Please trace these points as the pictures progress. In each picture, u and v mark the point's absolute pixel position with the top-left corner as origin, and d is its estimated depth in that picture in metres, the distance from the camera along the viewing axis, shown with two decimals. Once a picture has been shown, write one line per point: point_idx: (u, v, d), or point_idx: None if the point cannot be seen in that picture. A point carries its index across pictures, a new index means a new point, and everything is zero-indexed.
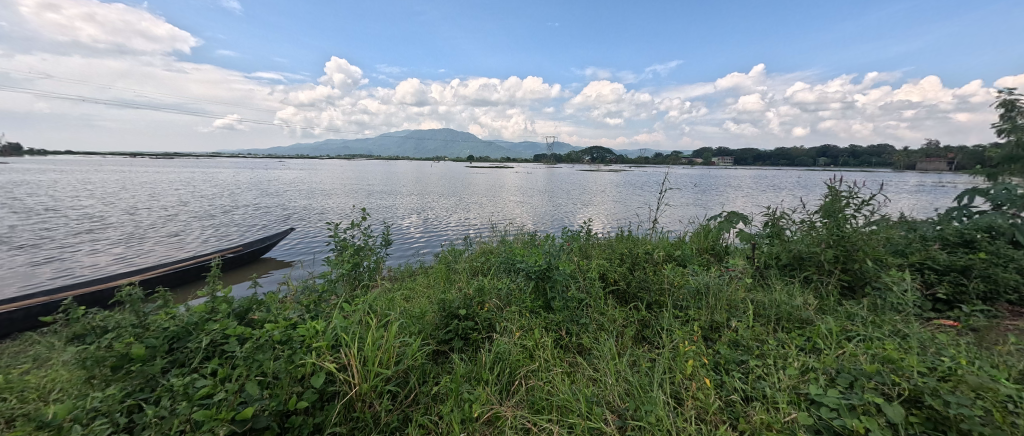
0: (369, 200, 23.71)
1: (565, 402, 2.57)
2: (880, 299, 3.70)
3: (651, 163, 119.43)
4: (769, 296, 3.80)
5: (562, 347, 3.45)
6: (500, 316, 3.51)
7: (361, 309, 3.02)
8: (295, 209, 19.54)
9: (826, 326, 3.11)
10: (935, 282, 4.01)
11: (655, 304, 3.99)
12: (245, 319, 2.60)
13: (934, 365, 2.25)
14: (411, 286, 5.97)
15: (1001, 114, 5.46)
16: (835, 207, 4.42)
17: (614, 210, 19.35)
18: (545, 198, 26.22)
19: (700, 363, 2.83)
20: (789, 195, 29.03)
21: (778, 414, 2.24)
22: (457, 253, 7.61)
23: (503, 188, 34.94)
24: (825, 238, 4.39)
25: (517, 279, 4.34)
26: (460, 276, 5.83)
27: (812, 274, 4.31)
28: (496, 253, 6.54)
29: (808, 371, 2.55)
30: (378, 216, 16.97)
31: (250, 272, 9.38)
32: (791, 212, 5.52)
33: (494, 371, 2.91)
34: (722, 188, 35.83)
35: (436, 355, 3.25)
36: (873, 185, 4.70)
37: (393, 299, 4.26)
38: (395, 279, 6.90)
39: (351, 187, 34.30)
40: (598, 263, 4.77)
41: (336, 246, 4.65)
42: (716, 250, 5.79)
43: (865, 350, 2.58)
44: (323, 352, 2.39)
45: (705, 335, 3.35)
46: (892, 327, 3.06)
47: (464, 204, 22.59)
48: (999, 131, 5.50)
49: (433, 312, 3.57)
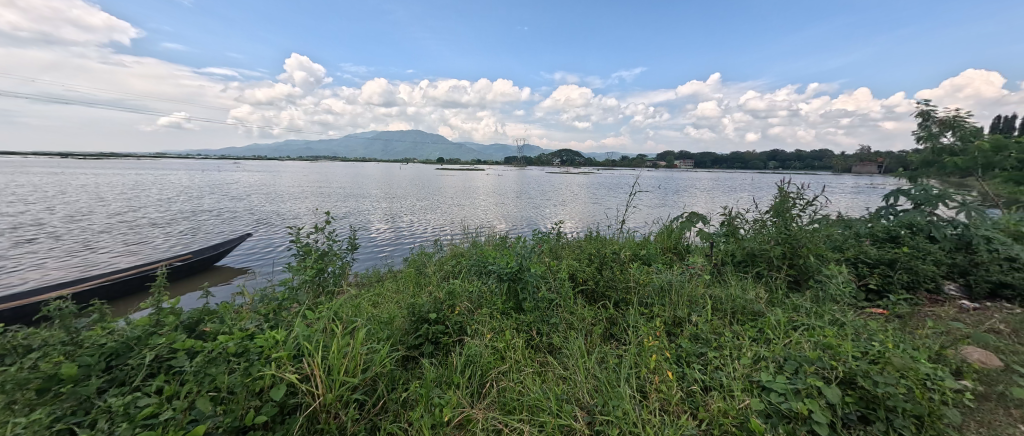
0: (334, 203, 22.81)
1: (536, 401, 2.60)
2: (822, 290, 4.03)
3: (617, 166, 123.41)
4: (725, 291, 4.04)
5: (532, 347, 3.50)
6: (471, 319, 3.49)
7: (325, 316, 2.90)
8: (252, 214, 18.45)
9: (775, 318, 3.36)
10: (867, 275, 4.42)
11: (622, 302, 4.13)
12: (195, 331, 2.44)
13: (866, 350, 2.47)
14: (380, 291, 5.79)
15: (920, 123, 6.14)
16: (784, 207, 4.77)
17: (583, 212, 19.76)
18: (516, 200, 26.38)
19: (663, 356, 2.96)
20: (744, 196, 30.99)
21: (734, 402, 2.38)
22: (428, 256, 7.50)
23: (474, 191, 34.93)
24: (775, 236, 4.73)
25: (489, 281, 4.35)
26: (431, 279, 5.75)
27: (763, 269, 4.63)
28: (467, 256, 6.52)
29: (759, 359, 2.74)
30: (342, 220, 16.34)
31: (201, 282, 8.76)
32: (745, 212, 5.89)
33: (465, 374, 2.90)
34: (685, 190, 37.61)
35: (405, 361, 3.18)
36: (817, 187, 5.13)
37: (360, 305, 4.13)
38: (362, 285, 6.65)
39: (314, 189, 32.83)
40: (567, 264, 4.87)
41: (298, 252, 4.43)
42: (678, 249, 6.08)
43: (809, 338, 2.80)
44: (284, 363, 2.27)
45: (668, 330, 3.52)
46: (831, 316, 3.35)
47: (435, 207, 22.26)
48: (918, 138, 6.18)
49: (402, 317, 3.50)
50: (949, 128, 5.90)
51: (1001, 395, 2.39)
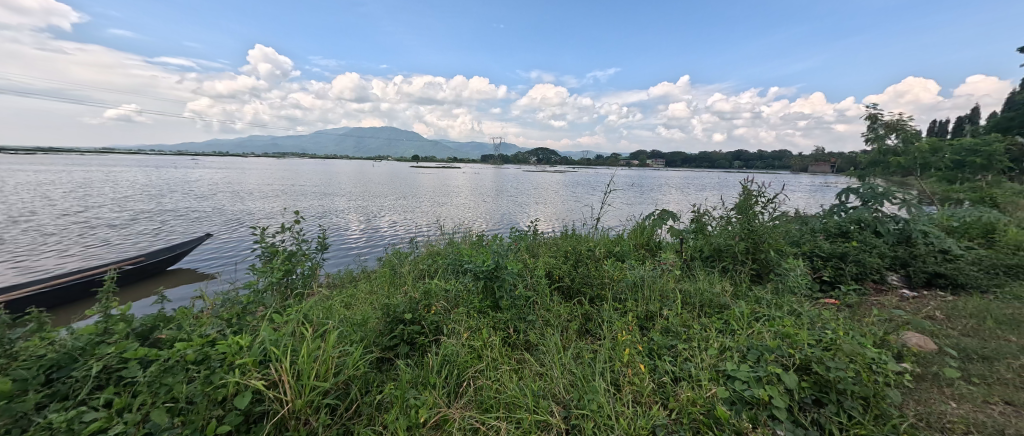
0: (303, 202, 21.94)
1: (513, 399, 2.61)
2: (781, 282, 4.27)
3: (592, 165, 125.17)
4: (694, 285, 4.21)
5: (509, 344, 3.51)
6: (448, 318, 3.45)
7: (294, 319, 2.78)
8: (212, 214, 17.45)
9: (739, 309, 3.54)
10: (821, 267, 4.73)
11: (597, 298, 4.22)
12: (149, 339, 2.29)
13: (821, 337, 2.64)
14: (353, 292, 5.61)
15: (868, 125, 6.61)
16: (748, 204, 5.03)
17: (559, 210, 19.95)
18: (493, 198, 26.37)
19: (636, 350, 3.05)
20: (712, 194, 32.32)
21: (701, 391, 2.48)
22: (403, 256, 7.35)
23: (450, 189, 34.60)
24: (740, 232, 4.98)
25: (465, 279, 4.32)
26: (406, 279, 5.66)
27: (728, 264, 4.86)
28: (443, 255, 6.45)
29: (725, 350, 2.88)
30: (312, 219, 15.74)
31: (155, 286, 8.21)
32: (712, 210, 6.13)
33: (442, 374, 2.87)
34: (656, 188, 38.77)
35: (379, 363, 3.11)
36: (778, 185, 5.43)
37: (332, 307, 4.00)
38: (334, 287, 6.43)
39: (281, 187, 31.42)
40: (544, 261, 4.91)
41: (263, 253, 4.21)
42: (650, 245, 6.27)
43: (769, 328, 2.97)
44: (249, 369, 2.17)
45: (641, 324, 3.62)
46: (789, 307, 3.57)
47: (410, 205, 21.86)
48: (867, 140, 6.64)
49: (376, 318, 3.43)
50: (893, 131, 6.40)
51: (935, 375, 2.63)
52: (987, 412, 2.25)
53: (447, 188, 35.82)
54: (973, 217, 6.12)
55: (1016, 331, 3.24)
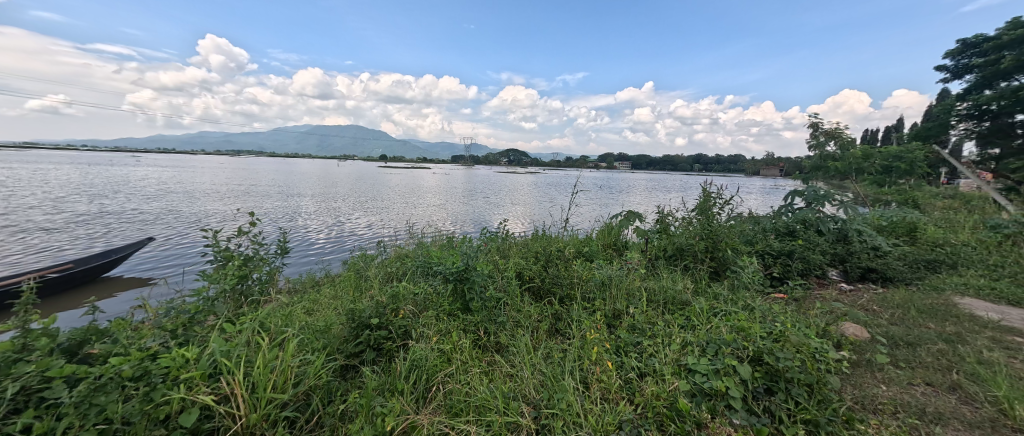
0: (260, 203, 20.73)
1: (483, 401, 2.59)
2: (737, 279, 4.54)
3: (561, 166, 127.13)
4: (658, 283, 4.39)
5: (479, 347, 3.50)
6: (417, 322, 3.38)
7: (248, 327, 2.61)
8: (157, 216, 16.11)
9: (699, 306, 3.72)
10: (772, 264, 5.07)
11: (567, 298, 4.29)
12: (78, 355, 2.07)
13: (771, 330, 2.81)
14: (315, 298, 5.34)
15: (810, 132, 7.17)
16: (706, 205, 5.32)
17: (528, 211, 20.09)
18: (464, 199, 26.15)
19: (604, 348, 3.12)
20: (675, 195, 33.80)
21: (664, 385, 2.58)
22: (369, 258, 7.11)
23: (420, 190, 33.92)
24: (700, 232, 5.25)
25: (435, 282, 4.25)
26: (373, 283, 5.48)
27: (690, 262, 5.10)
28: (412, 257, 6.32)
29: (686, 345, 3.01)
30: (270, 221, 14.89)
31: (87, 296, 7.47)
32: (675, 211, 6.39)
33: (410, 379, 2.81)
34: (623, 190, 39.99)
35: (344, 370, 3.00)
36: (733, 187, 5.77)
37: (292, 314, 3.79)
38: (295, 293, 6.10)
39: (236, 187, 29.50)
40: (515, 262, 4.92)
41: (215, 258, 3.92)
42: (617, 245, 6.45)
43: (726, 323, 3.14)
44: (196, 383, 2.02)
45: (608, 323, 3.73)
46: (744, 302, 3.81)
47: (377, 207, 21.24)
48: (810, 147, 7.19)
49: (340, 324, 3.29)
50: (832, 138, 6.98)
51: (869, 361, 2.89)
52: (911, 393, 2.51)
53: (416, 189, 35.08)
54: (898, 217, 6.81)
55: (933, 319, 3.64)
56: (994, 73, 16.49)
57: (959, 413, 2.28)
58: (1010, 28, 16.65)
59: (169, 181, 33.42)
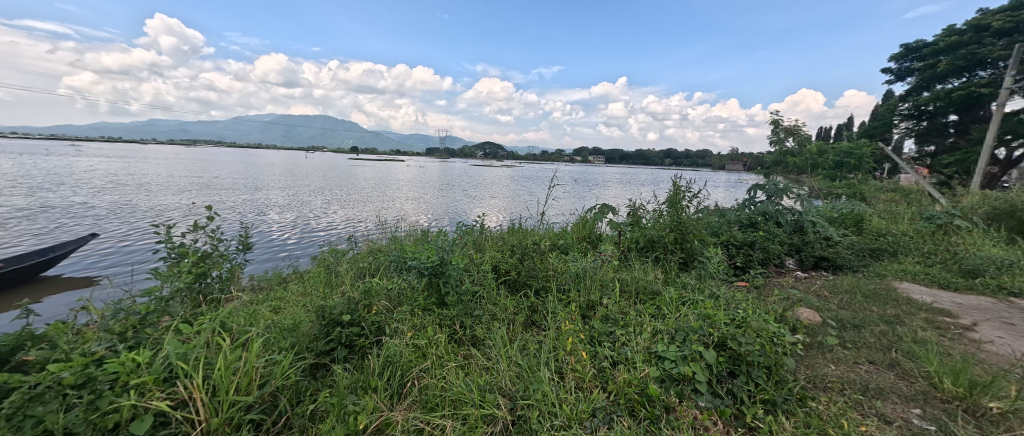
0: (220, 196, 19.54)
1: (459, 395, 2.58)
2: (703, 269, 4.74)
3: (536, 160, 127.82)
4: (630, 274, 4.52)
5: (455, 341, 3.48)
6: (391, 317, 3.31)
7: (207, 327, 2.46)
8: (102, 210, 14.87)
9: (669, 295, 3.85)
10: (735, 255, 5.33)
11: (542, 290, 4.33)
12: (10, 363, 1.89)
13: (735, 317, 2.95)
14: (281, 296, 5.11)
15: (771, 129, 7.55)
16: (676, 199, 5.52)
17: (504, 204, 20.07)
18: (439, 193, 25.74)
19: (578, 338, 3.18)
20: (647, 189, 34.76)
21: (636, 372, 2.66)
22: (339, 253, 6.87)
23: (393, 183, 33.12)
24: (670, 224, 5.44)
25: (409, 276, 4.17)
26: (344, 279, 5.32)
27: (660, 253, 5.28)
28: (385, 252, 6.17)
29: (657, 333, 3.12)
30: (231, 215, 14.09)
31: (20, 299, 6.82)
32: (646, 204, 6.56)
33: (384, 376, 2.75)
34: (597, 184, 40.68)
35: (314, 369, 2.90)
36: (701, 181, 6.00)
37: (257, 312, 3.62)
38: (259, 290, 5.80)
39: (193, 180, 27.66)
40: (491, 256, 4.91)
41: (168, 255, 3.67)
42: (591, 238, 6.57)
43: (693, 311, 3.27)
44: (150, 388, 1.90)
45: (583, 313, 3.81)
46: (710, 291, 3.99)
47: (348, 200, 20.57)
48: (771, 143, 7.57)
49: (310, 321, 3.16)
50: (790, 135, 7.38)
51: (820, 343, 3.11)
52: (856, 371, 2.72)
53: (389, 182, 34.25)
54: (847, 209, 7.32)
55: (875, 303, 3.96)
56: (932, 76, 17.93)
57: (896, 388, 2.50)
58: (946, 34, 18.12)
59: (115, 172, 30.89)
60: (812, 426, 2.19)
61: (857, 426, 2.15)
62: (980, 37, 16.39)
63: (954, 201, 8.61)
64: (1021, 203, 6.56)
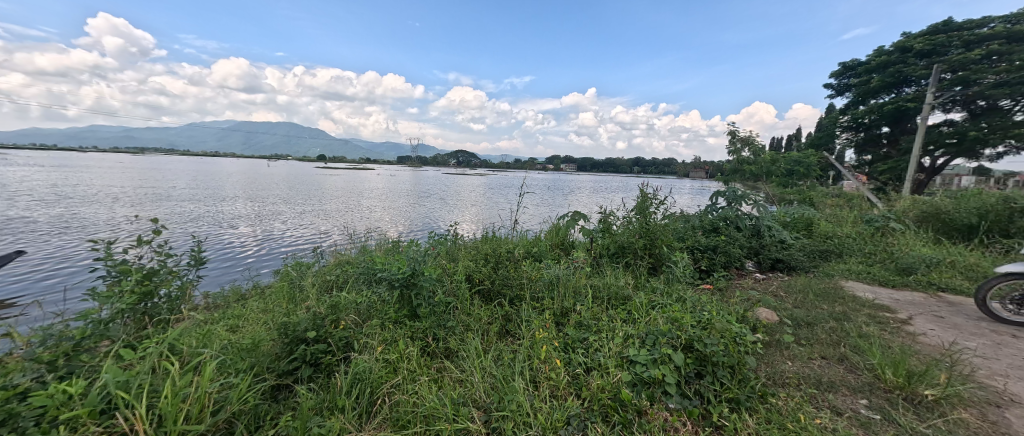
0: (170, 208, 18.17)
1: (431, 410, 2.50)
2: (671, 273, 4.92)
3: (509, 168, 128.36)
4: (602, 280, 4.62)
5: (428, 354, 3.40)
6: (360, 332, 3.20)
7: (153, 351, 2.27)
8: (29, 225, 13.40)
9: (639, 300, 3.96)
10: (700, 259, 5.57)
11: (517, 299, 4.32)
12: None
13: (701, 318, 3.06)
14: (239, 314, 4.79)
15: (729, 139, 8.00)
16: (643, 205, 5.73)
17: (477, 213, 19.97)
18: (411, 202, 25.29)
19: (553, 346, 3.19)
20: (617, 196, 35.69)
21: (608, 377, 2.69)
22: (304, 266, 6.55)
23: (363, 192, 32.22)
24: (639, 230, 5.62)
25: (379, 289, 4.03)
26: (309, 293, 5.07)
27: (630, 259, 5.43)
28: (355, 264, 5.94)
29: (628, 337, 3.18)
30: (183, 228, 13.13)
31: None
32: (617, 211, 6.74)
33: (352, 395, 2.64)
34: (569, 191, 41.36)
35: (276, 391, 2.75)
36: (667, 189, 6.25)
37: (212, 332, 3.38)
38: (214, 309, 5.39)
39: (139, 190, 25.62)
40: (464, 265, 4.86)
41: (108, 274, 3.36)
42: (564, 245, 6.67)
43: (662, 314, 3.37)
44: (83, 423, 1.72)
45: (557, 321, 3.83)
46: (677, 294, 4.13)
47: (315, 210, 19.75)
48: (730, 152, 8.01)
49: (271, 339, 2.98)
50: (746, 145, 7.86)
51: (778, 341, 3.29)
52: (810, 366, 2.90)
53: (357, 191, 33.28)
54: (798, 213, 7.84)
55: (826, 301, 4.25)
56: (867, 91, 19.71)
57: (846, 380, 2.68)
58: (876, 54, 20.01)
59: (46, 183, 28.00)
60: (772, 421, 2.30)
61: (813, 419, 2.28)
62: (904, 57, 18.25)
63: (889, 205, 9.44)
64: (945, 206, 7.29)
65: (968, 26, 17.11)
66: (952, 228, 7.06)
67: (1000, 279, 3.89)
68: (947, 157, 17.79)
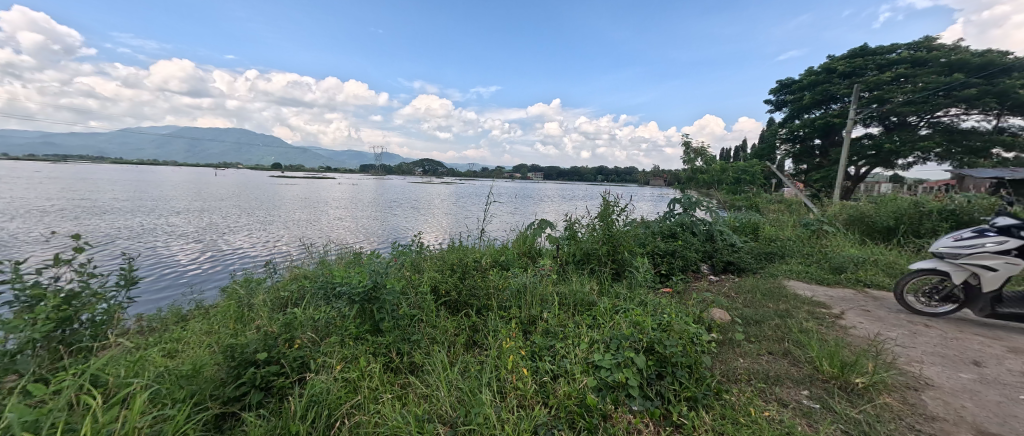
0: (97, 222, 16.34)
1: (394, 430, 2.40)
2: (634, 278, 5.10)
3: (476, 177, 128.04)
4: (568, 287, 4.70)
5: (391, 370, 3.29)
6: (317, 351, 3.02)
7: (69, 384, 2.01)
8: None
9: (603, 306, 4.06)
10: (660, 264, 5.82)
11: (484, 308, 4.28)
12: None
13: (660, 321, 3.18)
14: (177, 338, 4.36)
15: (684, 150, 8.50)
16: (606, 213, 5.93)
17: (443, 222, 19.70)
18: (375, 212, 24.48)
19: (520, 355, 3.18)
20: (581, 204, 36.57)
21: (574, 384, 2.72)
22: (253, 283, 6.09)
23: (323, 202, 30.82)
24: (603, 237, 5.78)
25: (339, 305, 3.83)
26: (261, 312, 4.73)
27: (595, 265, 5.58)
28: (312, 277, 5.65)
29: (593, 343, 3.24)
30: (113, 245, 11.85)
31: None
32: (581, 219, 6.90)
33: (308, 419, 2.47)
34: (535, 199, 41.88)
35: (219, 420, 2.51)
36: (627, 196, 6.50)
37: (145, 360, 3.04)
38: (148, 334, 4.87)
39: (60, 202, 22.88)
40: (429, 276, 4.75)
41: (16, 300, 2.94)
42: (531, 253, 6.73)
43: (625, 319, 3.48)
44: None
45: (524, 329, 3.84)
46: (638, 298, 4.28)
47: (269, 222, 18.61)
48: (685, 162, 8.50)
49: (216, 363, 2.73)
50: (699, 155, 8.37)
51: (730, 339, 3.50)
52: (759, 362, 3.09)
53: (315, 201, 31.75)
54: (746, 218, 8.41)
55: (771, 300, 4.57)
56: (800, 107, 21.75)
57: (789, 373, 2.89)
58: (808, 74, 22.17)
59: None
60: (726, 417, 2.42)
61: (762, 412, 2.43)
62: (830, 78, 20.39)
63: (823, 210, 10.41)
64: (868, 211, 8.14)
65: (881, 51, 19.38)
66: (874, 230, 7.90)
67: (913, 276, 4.36)
68: (869, 166, 19.92)
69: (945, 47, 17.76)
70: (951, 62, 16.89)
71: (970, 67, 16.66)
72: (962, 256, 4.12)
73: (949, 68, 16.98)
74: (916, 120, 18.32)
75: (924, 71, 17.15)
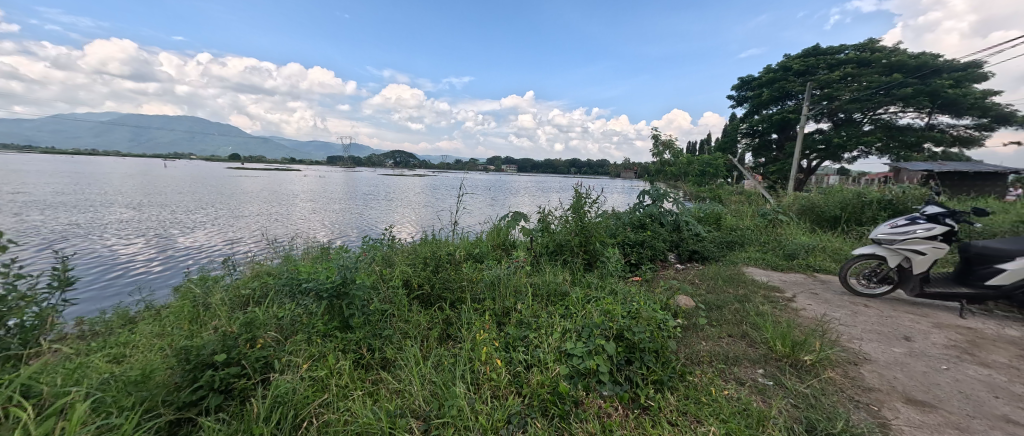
0: (26, 218, 14.78)
1: (365, 427, 2.36)
2: (605, 267, 5.22)
3: (448, 169, 126.17)
4: (541, 278, 4.76)
5: (362, 366, 3.21)
6: (281, 350, 2.90)
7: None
8: None
9: (576, 295, 4.15)
10: (630, 253, 6.00)
11: (458, 301, 4.26)
12: None
13: (629, 309, 3.27)
14: (125, 341, 4.05)
15: (653, 142, 8.73)
16: (579, 204, 6.02)
17: (415, 215, 19.31)
18: (343, 205, 23.64)
19: (493, 346, 3.20)
20: (555, 196, 37.00)
21: (547, 373, 2.77)
22: (210, 281, 5.73)
23: (288, 195, 29.39)
24: (575, 228, 5.88)
25: (306, 301, 3.67)
26: (219, 311, 4.47)
27: (568, 256, 5.67)
28: (276, 274, 5.39)
29: (566, 332, 3.30)
30: (46, 243, 10.78)
31: None
32: (555, 210, 6.97)
33: (273, 420, 2.37)
34: (509, 192, 41.90)
35: (174, 426, 2.36)
36: (599, 188, 6.64)
37: (84, 366, 2.80)
38: (90, 339, 4.48)
39: None
40: (401, 270, 4.66)
41: None
42: (505, 245, 6.75)
43: (596, 308, 3.57)
44: None
45: (498, 321, 3.85)
46: (609, 287, 4.40)
47: (228, 216, 17.55)
48: (655, 155, 8.74)
49: (169, 366, 2.56)
50: (667, 148, 8.64)
51: (694, 324, 3.67)
52: (720, 344, 3.27)
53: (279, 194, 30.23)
54: (710, 209, 8.80)
55: (732, 285, 4.83)
56: (759, 103, 22.89)
57: (746, 353, 3.08)
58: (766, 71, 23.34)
59: None
60: (689, 397, 2.55)
61: (722, 391, 2.57)
62: (787, 75, 21.55)
63: (778, 201, 11.06)
64: (818, 201, 8.74)
65: (831, 51, 20.68)
66: (823, 219, 8.49)
67: (856, 260, 4.73)
68: (819, 160, 21.34)
69: (886, 49, 19.21)
70: (891, 63, 18.29)
71: (907, 69, 18.13)
72: (897, 242, 4.51)
73: (889, 69, 18.38)
74: (861, 117, 19.77)
75: (868, 71, 18.48)
